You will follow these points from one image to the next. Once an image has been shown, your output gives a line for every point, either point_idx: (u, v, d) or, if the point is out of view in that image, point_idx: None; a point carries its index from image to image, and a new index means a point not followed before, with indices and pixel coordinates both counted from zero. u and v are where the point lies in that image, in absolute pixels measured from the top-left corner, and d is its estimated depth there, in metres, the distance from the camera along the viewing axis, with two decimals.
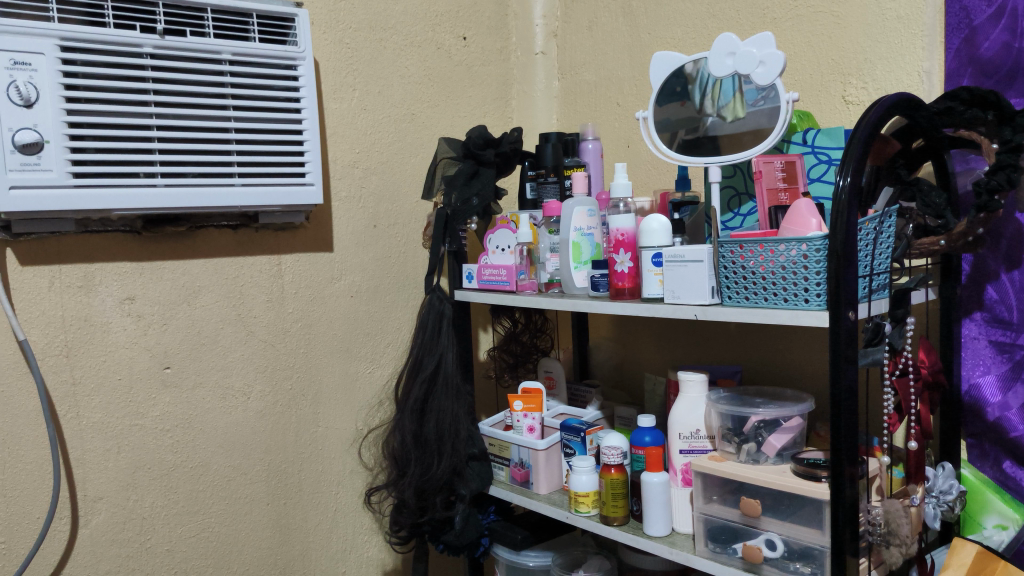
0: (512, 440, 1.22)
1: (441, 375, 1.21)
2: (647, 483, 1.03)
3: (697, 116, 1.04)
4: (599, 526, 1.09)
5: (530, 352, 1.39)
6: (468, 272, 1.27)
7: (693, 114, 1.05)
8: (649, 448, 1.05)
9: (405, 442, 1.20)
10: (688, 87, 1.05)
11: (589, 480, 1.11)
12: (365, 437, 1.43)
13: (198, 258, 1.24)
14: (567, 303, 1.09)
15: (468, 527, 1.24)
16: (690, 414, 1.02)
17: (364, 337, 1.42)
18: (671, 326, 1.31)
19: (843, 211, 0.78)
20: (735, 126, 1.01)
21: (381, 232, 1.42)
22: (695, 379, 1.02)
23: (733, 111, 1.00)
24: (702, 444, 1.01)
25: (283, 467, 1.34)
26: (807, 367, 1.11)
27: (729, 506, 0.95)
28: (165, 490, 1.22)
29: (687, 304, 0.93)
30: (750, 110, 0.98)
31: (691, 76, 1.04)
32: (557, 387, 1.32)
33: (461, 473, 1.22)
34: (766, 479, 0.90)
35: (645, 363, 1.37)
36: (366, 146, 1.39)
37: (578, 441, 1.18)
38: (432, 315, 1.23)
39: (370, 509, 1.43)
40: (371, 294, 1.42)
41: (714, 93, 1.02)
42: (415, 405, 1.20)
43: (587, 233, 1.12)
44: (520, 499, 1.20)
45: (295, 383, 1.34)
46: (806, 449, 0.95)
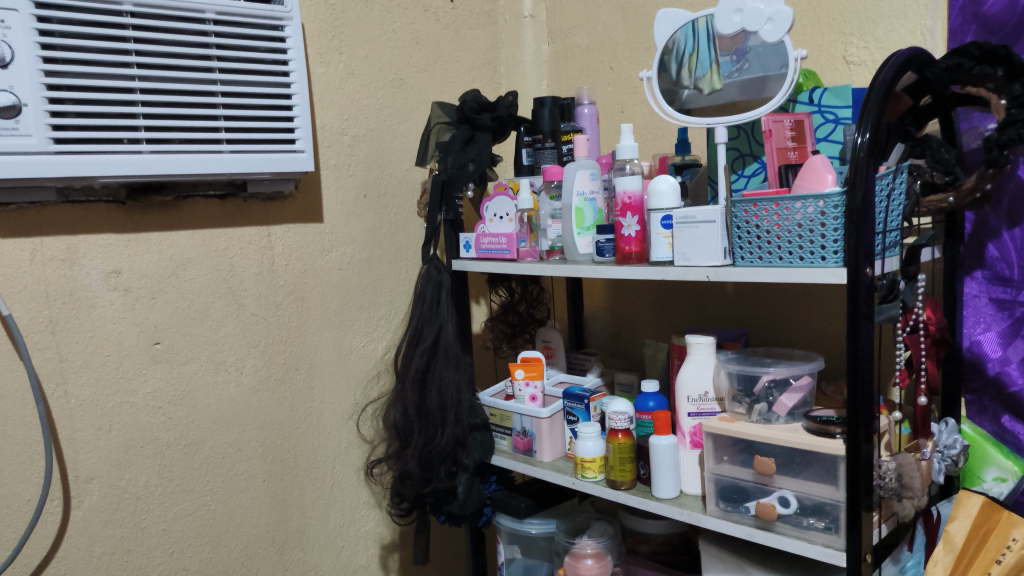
0: (514, 409, 1.22)
1: (441, 344, 1.20)
2: (657, 447, 1.03)
3: (672, 87, 1.06)
4: (606, 491, 1.09)
5: (528, 323, 1.37)
6: (466, 241, 1.24)
7: (667, 87, 1.06)
8: (657, 412, 1.05)
9: (406, 413, 1.19)
10: (663, 59, 1.05)
11: (595, 446, 1.11)
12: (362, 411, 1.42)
13: (185, 229, 1.20)
14: (572, 269, 1.07)
15: (471, 496, 1.23)
16: (698, 377, 1.02)
17: (357, 310, 1.40)
18: (668, 291, 1.31)
19: (862, 168, 0.78)
20: (710, 99, 1.05)
21: (372, 202, 1.40)
22: (703, 342, 1.02)
23: (709, 83, 1.04)
24: (709, 407, 1.02)
25: (279, 443, 1.32)
26: (811, 328, 1.11)
27: (741, 466, 0.95)
28: (158, 469, 1.20)
29: (699, 265, 0.93)
30: (727, 82, 1.02)
31: (666, 48, 1.04)
32: (556, 355, 1.31)
33: (463, 443, 1.20)
34: (780, 437, 0.90)
35: (642, 329, 1.36)
36: (355, 112, 1.35)
37: (581, 408, 1.17)
38: (431, 284, 1.21)
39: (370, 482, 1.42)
40: (363, 265, 1.40)
41: (691, 64, 1.04)
42: (417, 376, 1.19)
43: (590, 198, 1.12)
44: (524, 467, 1.20)
45: (288, 356, 1.32)
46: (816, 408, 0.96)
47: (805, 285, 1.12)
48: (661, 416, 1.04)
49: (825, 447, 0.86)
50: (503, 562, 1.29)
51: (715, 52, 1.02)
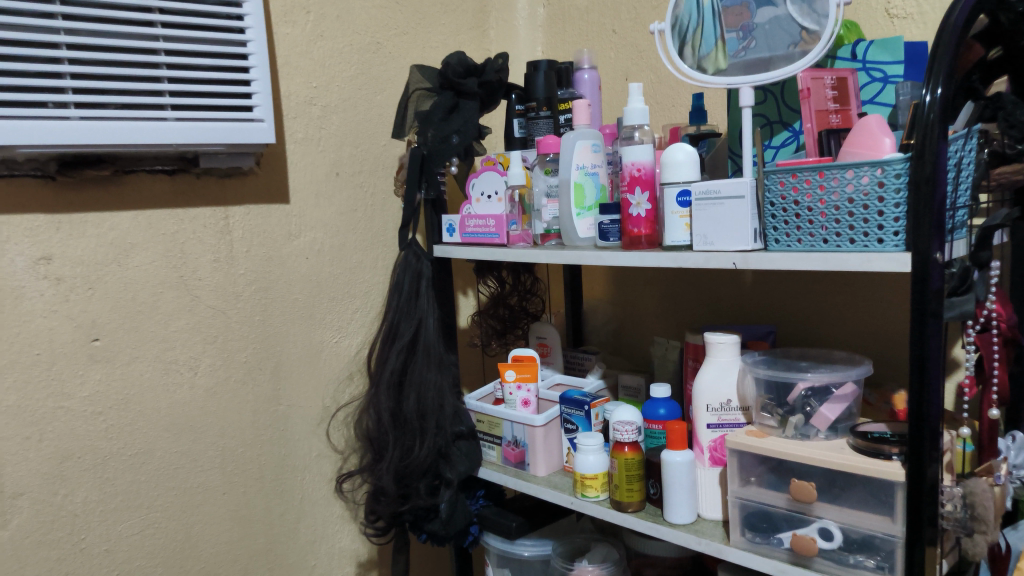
0: (504, 416, 1.07)
1: (421, 342, 1.05)
2: (671, 464, 0.89)
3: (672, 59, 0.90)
4: (610, 513, 0.94)
5: (520, 317, 1.23)
6: (448, 224, 1.09)
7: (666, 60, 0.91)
8: (671, 423, 0.90)
9: (380, 421, 1.04)
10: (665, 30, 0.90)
11: (598, 461, 0.96)
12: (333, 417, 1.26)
13: (129, 210, 1.04)
14: (571, 256, 0.92)
15: (455, 514, 1.08)
16: (720, 382, 0.87)
17: (329, 302, 1.24)
18: (680, 281, 1.16)
19: (934, 128, 0.64)
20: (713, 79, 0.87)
21: (346, 179, 1.24)
22: (726, 342, 0.87)
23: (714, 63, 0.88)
24: (733, 417, 0.87)
25: (240, 452, 1.16)
26: (850, 322, 0.97)
27: (772, 489, 0.81)
28: (99, 483, 1.04)
29: (724, 251, 0.79)
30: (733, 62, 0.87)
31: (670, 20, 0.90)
32: (552, 354, 1.17)
33: (446, 454, 1.05)
34: (821, 454, 0.76)
35: (649, 323, 1.22)
36: (325, 79, 1.19)
37: (581, 417, 1.02)
38: (410, 273, 1.06)
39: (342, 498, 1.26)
40: (337, 250, 1.24)
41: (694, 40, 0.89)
42: (391, 378, 1.04)
43: (591, 173, 0.96)
44: (515, 482, 1.04)
45: (250, 355, 1.16)
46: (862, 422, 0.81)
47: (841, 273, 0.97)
48: (676, 429, 0.89)
49: (879, 469, 0.72)
50: None
51: (720, 27, 0.87)
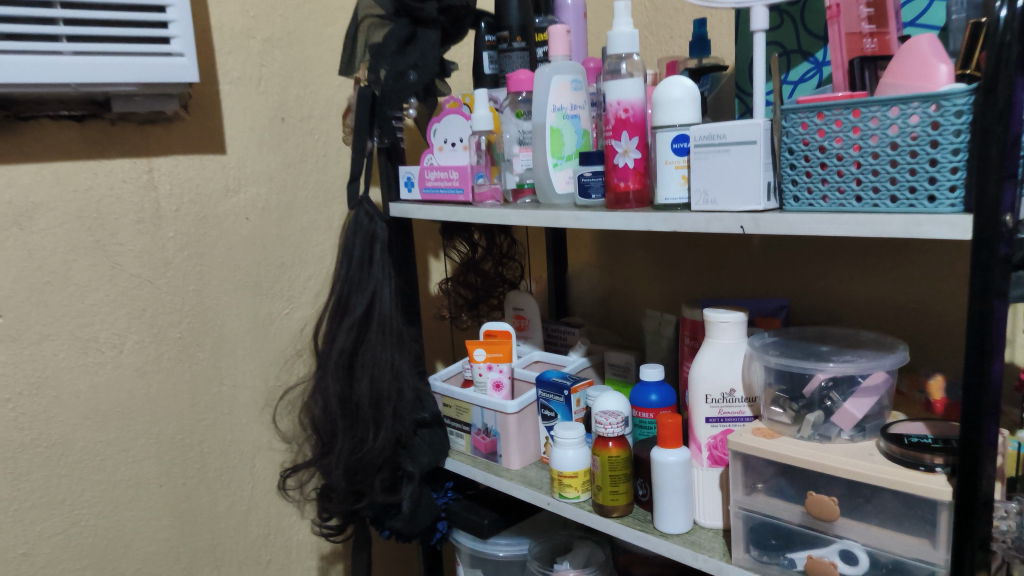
0: (473, 400, 0.92)
1: (375, 317, 0.89)
2: (663, 465, 0.74)
3: None
4: (592, 518, 0.80)
5: (496, 284, 1.09)
6: (407, 177, 0.93)
7: None
8: (662, 417, 0.75)
9: (328, 409, 0.89)
10: None
11: (578, 457, 0.82)
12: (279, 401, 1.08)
13: (30, 162, 0.86)
14: (545, 218, 0.77)
15: (420, 510, 0.94)
16: (721, 370, 0.72)
17: (276, 268, 1.06)
18: (678, 243, 1.00)
19: (1011, 53, 0.48)
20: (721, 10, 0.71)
21: (294, 127, 1.06)
22: (732, 321, 0.72)
23: None
24: (736, 411, 0.73)
25: (177, 440, 1.00)
26: (876, 294, 0.83)
27: (784, 500, 0.67)
28: (10, 480, 0.88)
29: (728, 211, 0.64)
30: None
31: None
32: (529, 329, 1.03)
33: (406, 445, 0.91)
34: (845, 462, 0.62)
35: (641, 291, 1.06)
36: (266, 9, 1.02)
37: (561, 403, 0.88)
38: (361, 237, 0.90)
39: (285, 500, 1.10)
40: (286, 206, 1.06)
41: None
42: (341, 360, 0.89)
43: (571, 115, 0.80)
44: (484, 476, 0.91)
45: (185, 331, 0.99)
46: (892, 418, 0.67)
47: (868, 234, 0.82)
48: (669, 425, 0.74)
49: (928, 484, 0.57)
50: None
51: None
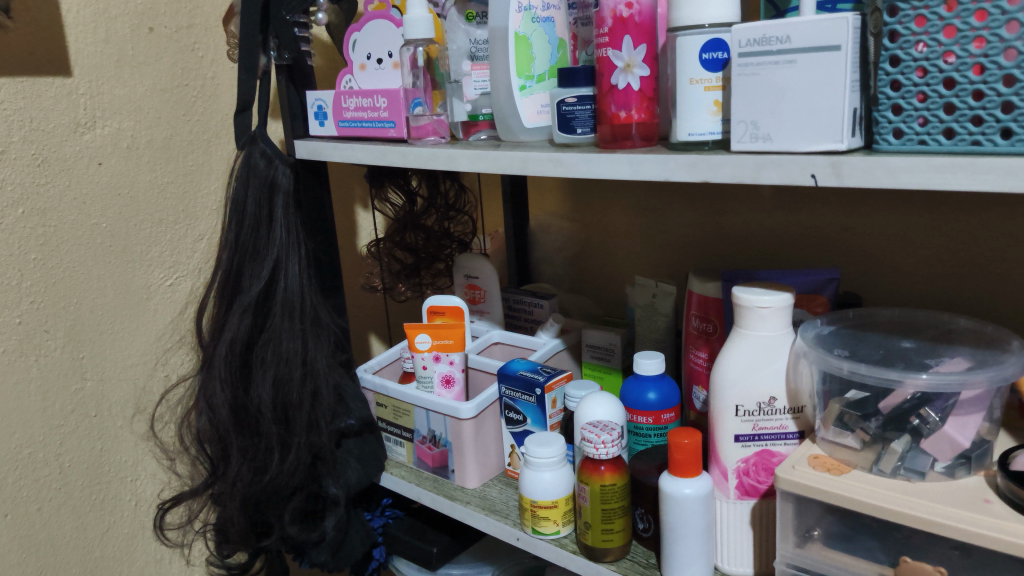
0: (417, 401, 0.72)
1: (278, 295, 0.70)
2: (676, 499, 0.55)
3: None
4: (578, 561, 0.61)
5: (440, 243, 0.89)
6: (317, 105, 0.70)
7: None
8: (675, 437, 0.54)
9: (216, 420, 0.71)
10: None
11: (556, 482, 0.62)
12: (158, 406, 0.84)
13: None
14: (511, 163, 0.55)
15: (348, 539, 0.77)
16: (757, 372, 0.52)
17: (152, 225, 0.82)
18: (668, 190, 0.80)
19: None
20: None
21: (166, 40, 0.80)
22: (775, 306, 0.51)
23: None
24: (777, 425, 0.53)
25: (25, 458, 0.76)
26: (929, 257, 0.64)
27: (852, 558, 0.49)
28: None
29: (791, 152, 0.43)
30: None
31: None
32: (488, 301, 0.85)
33: (326, 459, 0.73)
34: (955, 516, 0.43)
35: (618, 249, 0.86)
36: None
37: (530, 404, 0.68)
38: (256, 186, 0.69)
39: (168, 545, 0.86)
40: (163, 142, 0.81)
41: None
42: (234, 357, 0.70)
43: (543, 18, 0.58)
44: (432, 500, 0.71)
45: (26, 316, 0.74)
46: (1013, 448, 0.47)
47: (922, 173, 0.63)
48: (684, 448, 0.54)
49: None
50: None
51: None
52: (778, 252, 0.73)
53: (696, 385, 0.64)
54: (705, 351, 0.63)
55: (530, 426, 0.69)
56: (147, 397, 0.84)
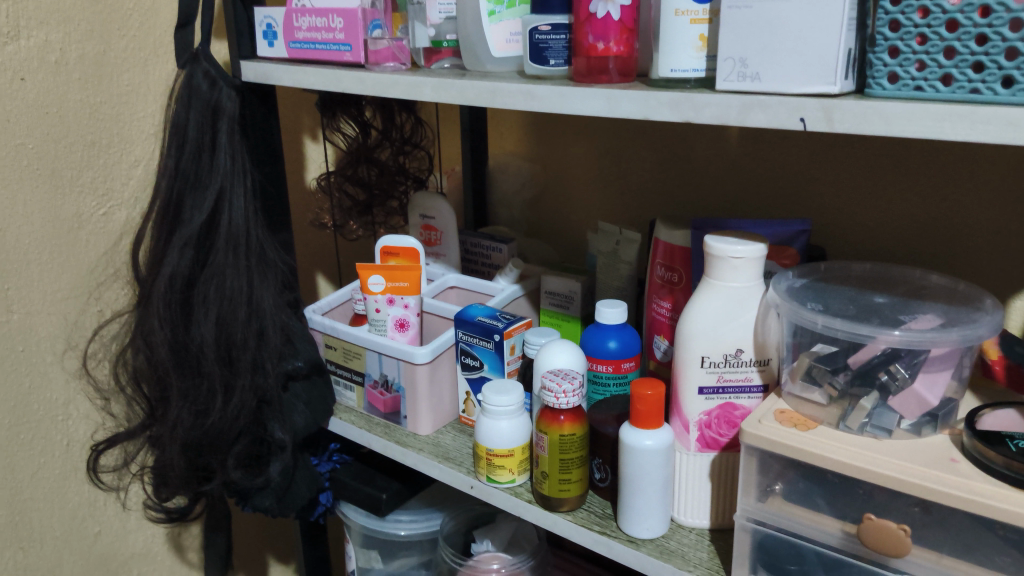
0: (368, 344, 0.69)
1: (221, 229, 0.66)
2: (636, 451, 0.53)
3: None
4: (533, 511, 0.60)
5: (394, 180, 0.85)
6: (266, 23, 0.64)
7: None
8: (638, 388, 0.53)
9: (153, 361, 0.67)
10: None
11: (513, 430, 0.60)
12: (90, 342, 0.80)
13: None
14: (479, 94, 0.51)
15: (294, 485, 0.75)
16: (725, 323, 0.51)
17: (83, 148, 0.76)
18: (634, 133, 0.77)
19: None
20: None
21: None
22: (748, 256, 0.49)
23: None
24: (743, 377, 0.52)
25: None
26: (896, 210, 0.63)
27: (813, 512, 0.48)
28: None
29: (780, 93, 0.41)
30: None
31: None
32: (444, 242, 0.81)
33: (272, 402, 0.70)
34: (922, 474, 0.42)
35: (579, 191, 0.84)
36: None
37: (487, 350, 0.66)
38: (199, 109, 0.65)
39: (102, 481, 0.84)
40: (95, 58, 0.75)
41: None
42: (174, 294, 0.66)
43: None
44: (383, 446, 0.69)
45: None
46: (980, 408, 0.47)
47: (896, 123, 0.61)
48: (647, 399, 0.52)
49: None
50: (354, 570, 0.85)
51: None
52: (743, 200, 0.71)
53: (658, 335, 0.63)
54: (668, 301, 0.61)
55: (487, 372, 0.67)
56: (79, 332, 0.80)
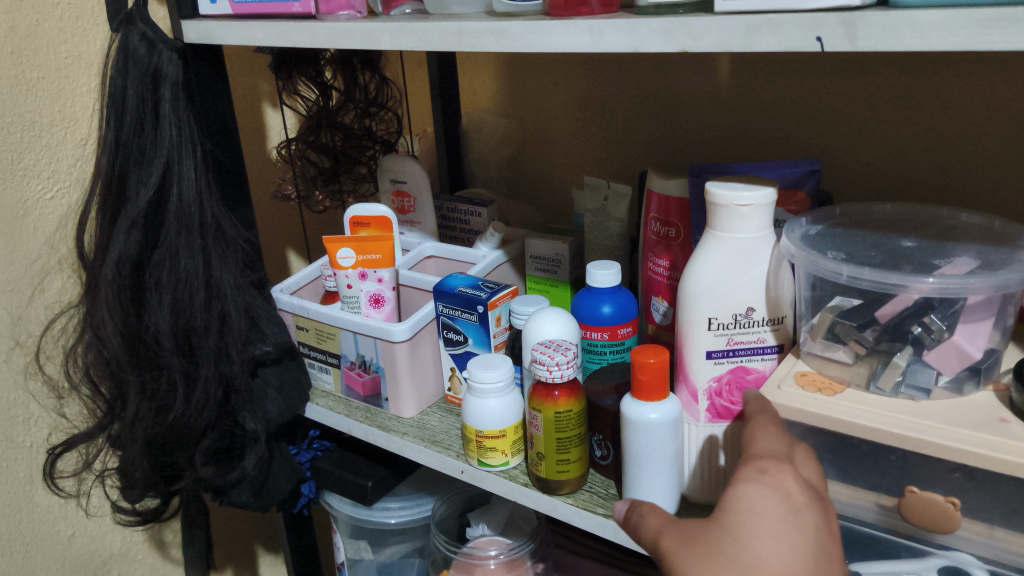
0: (342, 323, 0.64)
1: (170, 208, 0.59)
2: (639, 426, 0.48)
3: None
4: (529, 495, 0.55)
5: (362, 145, 0.79)
6: None
7: None
8: (639, 356, 0.47)
9: (104, 356, 0.61)
10: None
11: (503, 409, 0.55)
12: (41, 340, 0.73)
13: None
14: (444, 37, 0.45)
15: (271, 476, 0.70)
16: (734, 279, 0.45)
17: (23, 128, 0.69)
18: (618, 79, 0.71)
19: None
20: None
21: None
22: (757, 203, 0.44)
23: None
24: (755, 338, 0.47)
25: None
26: (908, 148, 0.58)
27: (843, 485, 0.44)
28: None
29: (791, 11, 0.34)
30: None
31: None
32: (418, 209, 0.75)
33: (239, 392, 0.64)
34: (970, 438, 0.38)
35: (562, 147, 0.78)
36: None
37: (471, 323, 0.60)
38: (137, 75, 0.58)
39: (69, 482, 0.78)
40: (27, 29, 0.68)
41: None
42: (123, 281, 0.59)
43: None
44: (364, 432, 0.64)
45: None
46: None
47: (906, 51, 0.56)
48: (649, 368, 0.47)
49: None
50: (343, 562, 0.80)
51: None
52: (741, 145, 0.66)
53: (657, 296, 0.57)
54: (666, 259, 0.56)
55: (472, 347, 0.61)
56: (26, 329, 0.73)
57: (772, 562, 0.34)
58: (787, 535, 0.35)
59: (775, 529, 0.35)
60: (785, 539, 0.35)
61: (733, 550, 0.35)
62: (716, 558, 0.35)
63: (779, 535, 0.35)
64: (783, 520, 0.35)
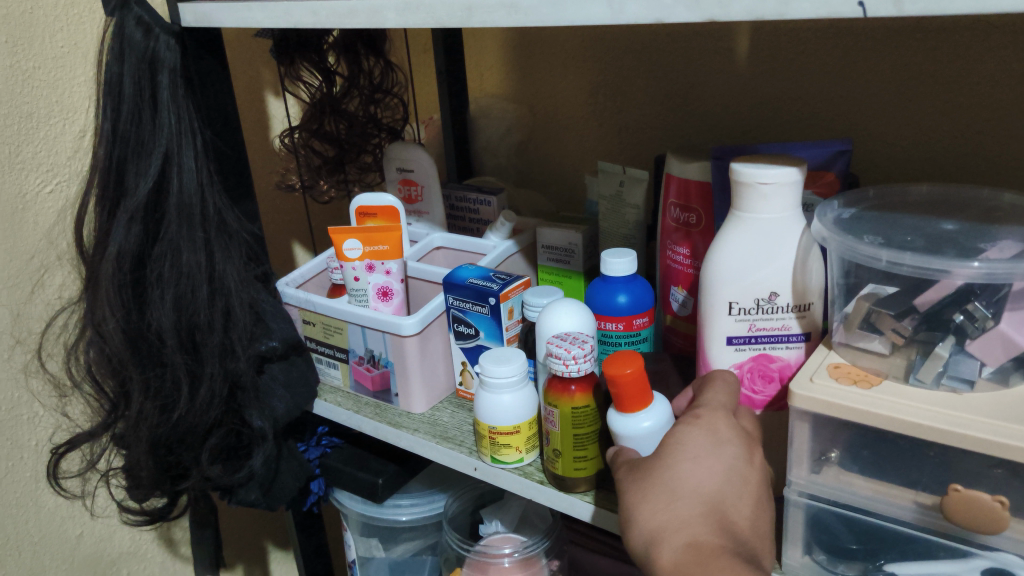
0: (348, 316, 0.61)
1: (169, 200, 0.57)
2: (633, 438, 0.45)
3: None
4: (545, 494, 0.53)
5: (368, 133, 0.77)
6: None
7: None
8: (615, 369, 0.44)
9: (106, 354, 0.59)
10: None
11: (517, 404, 0.53)
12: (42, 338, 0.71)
13: None
14: (453, 13, 0.43)
15: (280, 475, 0.68)
16: (756, 263, 0.43)
17: (20, 120, 0.67)
18: (632, 61, 0.69)
19: None
20: None
21: None
22: (782, 182, 0.41)
23: None
24: (779, 326, 0.45)
25: None
26: (938, 125, 0.56)
27: (881, 483, 0.41)
28: None
29: None
30: None
31: None
32: (426, 199, 0.73)
33: (246, 389, 0.62)
34: (1018, 433, 0.35)
35: (574, 132, 0.75)
36: None
37: (482, 316, 0.58)
38: (134, 61, 0.56)
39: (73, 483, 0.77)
40: (23, 18, 0.66)
41: None
42: (124, 275, 0.57)
43: None
44: (374, 428, 0.62)
45: None
46: None
47: (938, 25, 0.54)
48: (627, 380, 0.44)
49: None
50: (355, 560, 0.78)
51: None
52: (761, 127, 0.63)
53: (677, 285, 0.55)
54: (686, 247, 0.54)
55: (484, 340, 0.59)
56: (26, 326, 0.71)
57: (690, 482, 0.39)
58: (704, 460, 0.40)
59: (694, 454, 0.40)
60: (703, 465, 0.40)
61: (662, 476, 0.40)
62: (647, 482, 0.40)
63: (699, 459, 0.40)
64: (707, 451, 0.40)
